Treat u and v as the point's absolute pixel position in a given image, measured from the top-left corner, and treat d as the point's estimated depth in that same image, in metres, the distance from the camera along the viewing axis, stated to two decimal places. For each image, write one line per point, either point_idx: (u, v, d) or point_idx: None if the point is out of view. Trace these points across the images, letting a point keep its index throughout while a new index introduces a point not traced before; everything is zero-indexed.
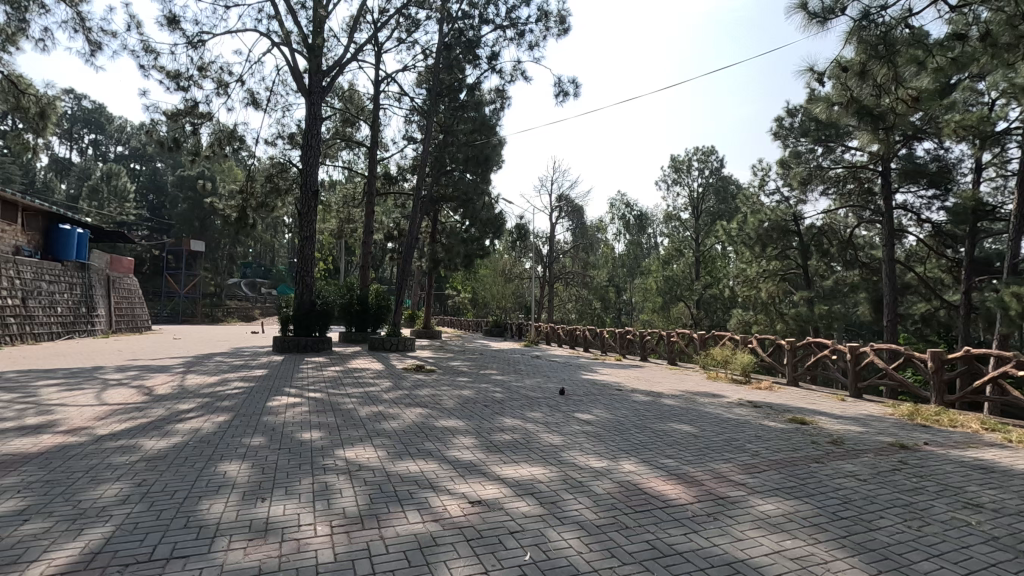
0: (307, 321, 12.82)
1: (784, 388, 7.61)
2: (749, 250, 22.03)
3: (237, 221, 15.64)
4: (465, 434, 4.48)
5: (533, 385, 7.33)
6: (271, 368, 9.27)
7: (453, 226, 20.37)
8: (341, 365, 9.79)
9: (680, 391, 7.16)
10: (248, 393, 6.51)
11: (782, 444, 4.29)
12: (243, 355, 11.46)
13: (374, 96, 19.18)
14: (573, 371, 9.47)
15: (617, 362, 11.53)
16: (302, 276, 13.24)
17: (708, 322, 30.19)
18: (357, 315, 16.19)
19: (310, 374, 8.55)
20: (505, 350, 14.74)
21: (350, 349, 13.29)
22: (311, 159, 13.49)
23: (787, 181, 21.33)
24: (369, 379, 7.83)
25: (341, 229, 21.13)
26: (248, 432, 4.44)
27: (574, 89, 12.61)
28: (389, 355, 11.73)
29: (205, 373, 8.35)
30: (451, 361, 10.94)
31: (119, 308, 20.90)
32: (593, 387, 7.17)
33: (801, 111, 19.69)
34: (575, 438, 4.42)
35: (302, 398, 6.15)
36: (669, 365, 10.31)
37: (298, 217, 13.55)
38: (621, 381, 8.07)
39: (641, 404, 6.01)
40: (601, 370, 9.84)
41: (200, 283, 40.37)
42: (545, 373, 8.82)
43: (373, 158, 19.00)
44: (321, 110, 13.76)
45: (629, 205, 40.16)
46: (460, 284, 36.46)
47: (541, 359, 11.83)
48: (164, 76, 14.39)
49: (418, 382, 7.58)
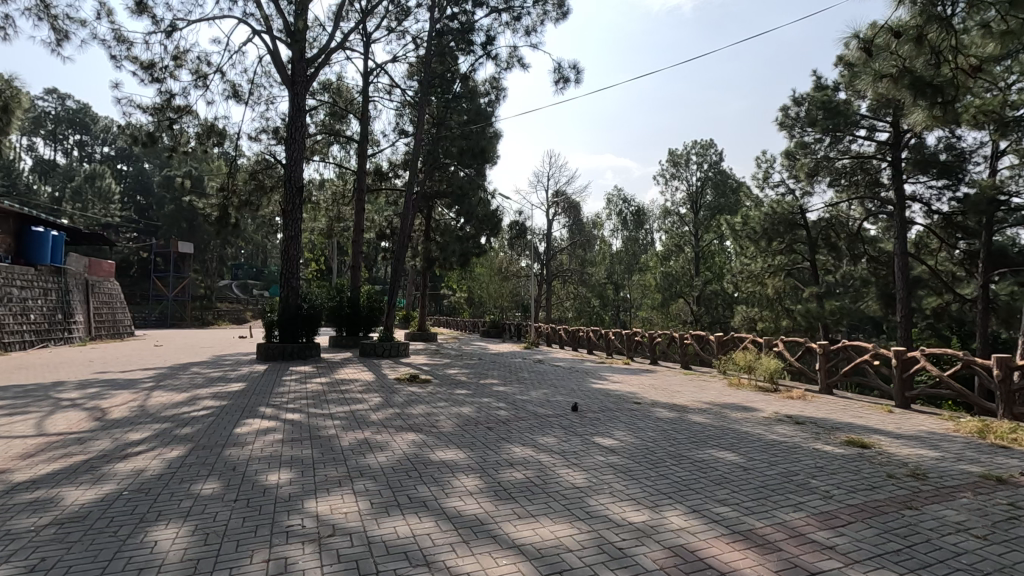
0: (293, 326, 11.98)
1: (818, 397, 6.85)
2: (754, 245, 21.32)
3: (218, 220, 14.72)
4: (466, 472, 3.68)
5: (540, 399, 6.54)
6: (249, 381, 8.43)
7: (447, 223, 19.51)
8: (327, 375, 8.97)
9: (705, 403, 6.39)
10: (216, 415, 5.69)
11: (854, 480, 3.52)
12: (222, 365, 10.61)
13: (363, 89, 18.34)
14: (581, 379, 8.70)
15: (626, 367, 10.76)
16: (287, 278, 12.38)
17: (709, 319, 29.53)
18: (347, 318, 15.32)
19: (291, 388, 7.74)
20: (505, 354, 13.92)
21: (339, 355, 12.47)
22: (296, 153, 12.62)
23: (793, 172, 20.64)
24: (356, 394, 7.03)
25: (331, 228, 20.27)
26: (202, 474, 3.63)
27: (575, 75, 11.80)
28: (381, 362, 10.93)
29: (175, 389, 7.52)
30: (448, 368, 10.14)
31: (99, 313, 19.98)
32: (609, 401, 6.40)
33: (807, 100, 18.95)
34: (601, 475, 3.62)
35: (277, 421, 5.34)
36: (684, 371, 9.53)
37: (281, 215, 12.66)
38: (637, 392, 7.30)
39: (668, 422, 5.23)
40: (611, 376, 9.08)
41: (189, 285, 39.36)
42: (551, 383, 8.03)
43: (362, 153, 18.12)
44: (306, 102, 12.86)
45: (626, 200, 39.41)
46: (455, 284, 35.65)
47: (543, 364, 11.04)
48: (137, 67, 13.53)
49: (412, 397, 6.78)
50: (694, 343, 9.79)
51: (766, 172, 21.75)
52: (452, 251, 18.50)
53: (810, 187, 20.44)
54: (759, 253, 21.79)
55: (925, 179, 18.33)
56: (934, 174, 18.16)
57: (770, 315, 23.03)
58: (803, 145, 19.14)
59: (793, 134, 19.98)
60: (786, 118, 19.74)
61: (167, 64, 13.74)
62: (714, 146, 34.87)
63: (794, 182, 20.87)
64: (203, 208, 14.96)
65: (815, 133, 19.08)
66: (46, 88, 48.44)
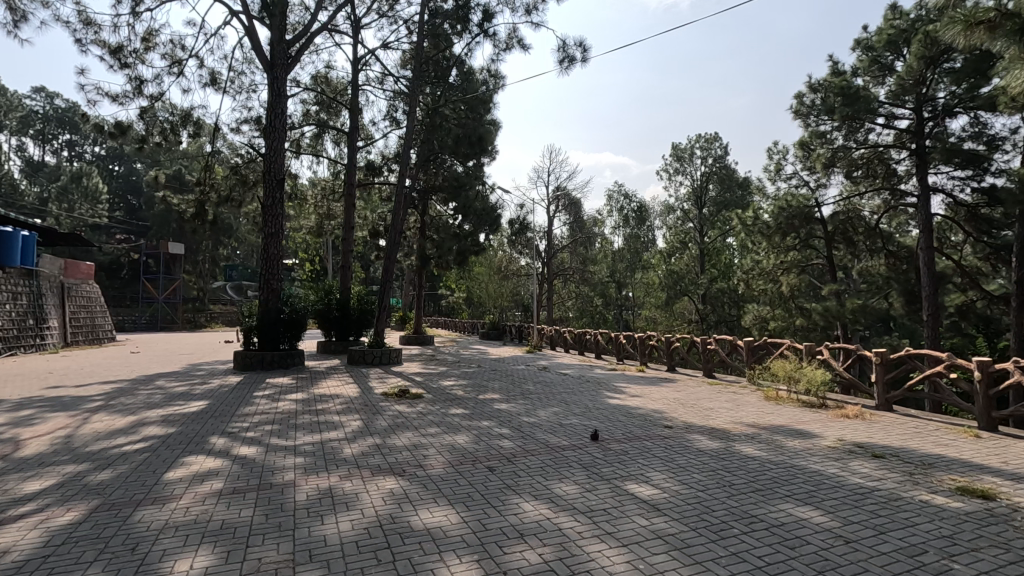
0: (274, 332, 10.92)
1: (877, 416, 5.80)
2: (767, 240, 20.26)
3: (195, 217, 13.58)
4: (460, 554, 2.60)
5: (551, 422, 5.49)
6: (215, 397, 7.38)
7: (442, 220, 18.40)
8: (305, 389, 7.91)
9: (749, 425, 5.35)
10: (156, 448, 4.63)
11: (1015, 564, 2.46)
12: (193, 377, 9.55)
13: (353, 78, 17.26)
14: (593, 392, 7.64)
15: (641, 375, 9.71)
16: (267, 279, 11.29)
17: (714, 318, 28.49)
18: (337, 321, 14.27)
19: (260, 406, 6.67)
20: (506, 360, 12.86)
21: (324, 363, 11.40)
22: (276, 142, 11.52)
23: (808, 163, 19.57)
24: (333, 416, 5.96)
25: (321, 227, 19.14)
26: (83, 561, 2.55)
27: (581, 54, 10.73)
28: (370, 372, 9.88)
29: (123, 410, 6.45)
30: (443, 378, 9.08)
31: (76, 318, 18.85)
32: (633, 424, 5.34)
33: (824, 86, 17.83)
34: (650, 558, 2.55)
35: (226, 459, 4.28)
36: (708, 380, 8.52)
37: (261, 211, 11.55)
38: (662, 409, 6.23)
39: (714, 457, 4.16)
40: (626, 388, 8.03)
41: (180, 287, 38.20)
42: (561, 398, 6.97)
43: (351, 145, 16.98)
44: (286, 87, 11.77)
45: (628, 196, 38.27)
46: (454, 284, 34.58)
47: (548, 372, 10.02)
48: (103, 51, 12.43)
49: (399, 420, 5.72)
50: (719, 349, 8.78)
51: (779, 164, 20.65)
52: (449, 248, 17.26)
53: (827, 179, 19.34)
54: (771, 248, 20.69)
55: (948, 170, 17.29)
56: (958, 164, 17.12)
57: (782, 313, 21.99)
58: (819, 134, 18.05)
59: (807, 124, 18.78)
60: (801, 106, 18.62)
61: (137, 47, 12.65)
62: (718, 140, 33.83)
63: (808, 174, 19.81)
64: (178, 204, 13.83)
65: (832, 121, 17.98)
66: (33, 87, 47.17)
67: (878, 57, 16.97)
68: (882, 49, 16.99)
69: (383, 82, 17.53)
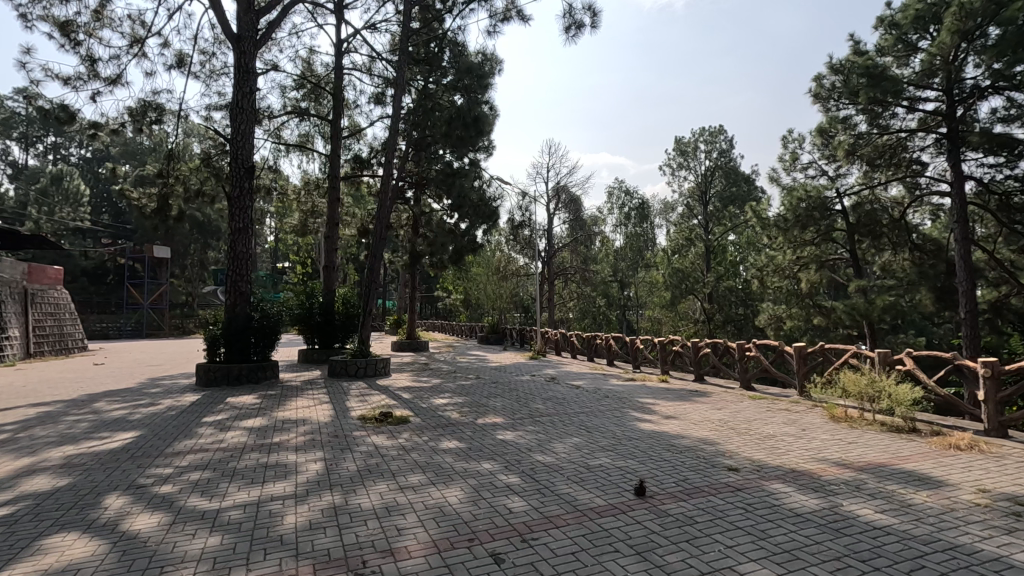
0: (242, 341, 9.51)
1: (997, 446, 4.43)
2: (784, 234, 18.93)
3: (157, 213, 11.78)
4: None
5: (575, 464, 4.11)
6: (152, 425, 5.99)
7: (436, 216, 17.04)
8: (268, 413, 6.50)
9: (840, 464, 3.99)
10: (18, 519, 3.24)
11: None
12: (143, 396, 8.13)
13: (337, 62, 15.81)
14: (617, 412, 6.28)
15: (668, 387, 8.36)
16: (234, 281, 9.86)
17: (722, 319, 27.00)
18: (319, 327, 12.89)
19: (203, 438, 5.28)
20: (507, 369, 11.47)
21: (302, 377, 9.99)
22: (244, 126, 10.16)
23: (828, 152, 18.29)
24: (287, 456, 4.55)
25: (304, 226, 17.65)
26: None
27: (590, 19, 9.39)
28: (352, 387, 8.51)
29: (27, 447, 5.08)
30: (437, 395, 7.73)
31: (41, 326, 17.36)
32: (687, 467, 3.96)
33: (846, 67, 16.47)
34: None
35: (101, 542, 2.88)
36: (751, 395, 7.19)
37: (227, 204, 10.10)
38: (712, 439, 4.85)
39: (829, 534, 2.78)
40: (655, 406, 6.66)
41: (166, 292, 36.73)
42: (581, 424, 5.61)
43: (335, 135, 15.53)
44: (255, 63, 10.33)
45: (629, 193, 37.01)
46: (450, 285, 33.24)
47: (557, 384, 8.66)
48: (49, 26, 11.05)
49: (372, 463, 4.31)
50: (761, 357, 7.46)
51: (795, 154, 19.38)
52: (444, 246, 15.89)
53: (848, 168, 17.93)
54: (788, 243, 19.27)
55: (980, 155, 15.97)
56: (989, 150, 15.84)
57: (800, 312, 20.57)
58: (841, 119, 16.72)
59: (827, 108, 17.43)
60: (820, 89, 17.23)
61: (88, 21, 11.28)
62: (723, 133, 32.53)
63: (826, 163, 18.58)
64: (137, 199, 11.93)
65: (854, 106, 16.66)
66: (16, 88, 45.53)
67: (904, 35, 15.57)
68: (907, 26, 15.51)
69: (370, 69, 16.15)
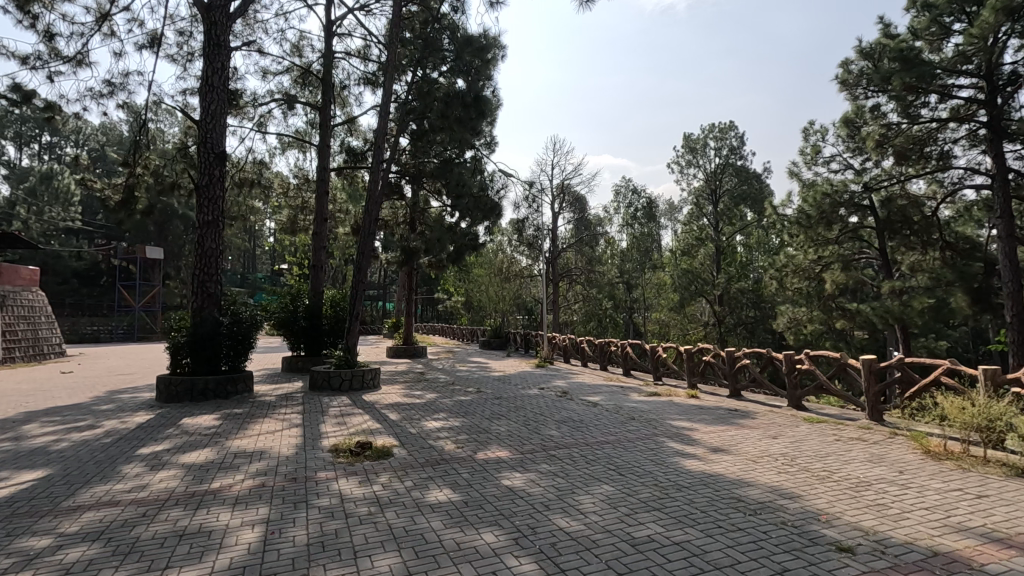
0: (208, 350, 8.32)
1: None
2: (806, 233, 17.66)
3: (122, 205, 10.51)
4: None
5: (613, 538, 2.88)
6: (71, 460, 4.80)
7: (435, 213, 15.83)
8: (219, 442, 5.31)
9: (994, 540, 2.78)
10: None
11: None
12: (86, 417, 6.95)
13: (327, 46, 14.60)
14: (650, 442, 5.06)
15: (701, 405, 7.14)
16: (201, 280, 8.66)
17: (733, 321, 25.70)
18: (304, 332, 11.74)
19: (123, 481, 4.09)
20: (512, 379, 10.26)
21: (279, 390, 8.80)
22: (214, 105, 8.95)
23: (855, 144, 17.04)
24: (218, 515, 3.34)
25: (293, 223, 16.48)
26: None
27: None
28: (331, 405, 7.32)
29: None
30: (430, 416, 6.53)
31: (13, 330, 16.19)
32: (777, 546, 2.74)
33: (878, 51, 15.22)
34: None
35: None
36: (806, 418, 5.99)
37: (195, 193, 8.88)
38: (788, 488, 3.63)
39: None
40: (693, 432, 5.45)
41: (159, 295, 35.61)
42: (607, 461, 4.41)
43: (325, 125, 14.33)
44: (227, 34, 9.08)
45: (636, 191, 35.83)
46: (451, 286, 32.07)
47: (569, 401, 7.46)
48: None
49: (329, 531, 3.09)
50: (816, 371, 6.25)
51: (817, 147, 18.22)
52: (443, 245, 14.76)
53: (875, 161, 16.69)
54: (810, 242, 18.00)
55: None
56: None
57: (821, 316, 19.34)
58: (870, 109, 15.48)
59: (856, 97, 16.11)
60: (846, 75, 15.95)
61: None
62: (734, 129, 31.31)
63: (851, 156, 17.36)
64: (101, 190, 10.71)
65: (884, 94, 15.40)
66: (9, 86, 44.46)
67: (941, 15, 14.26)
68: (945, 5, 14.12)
69: (362, 55, 14.96)
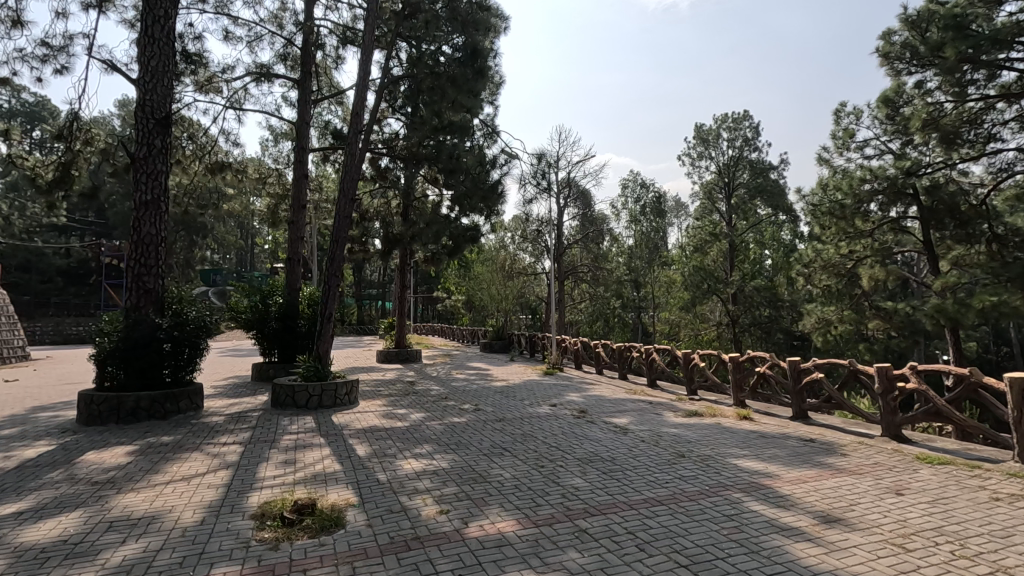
0: (142, 360, 6.74)
1: None
2: (838, 225, 15.95)
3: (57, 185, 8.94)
4: None
5: None
6: None
7: (430, 205, 14.18)
8: (99, 499, 3.71)
9: None
10: None
11: None
12: None
13: (306, 13, 13.00)
14: (724, 502, 3.46)
15: (762, 432, 5.55)
16: (137, 275, 7.10)
17: (748, 321, 24.19)
18: (277, 335, 10.20)
19: None
20: (516, 391, 8.69)
21: (233, 409, 7.25)
22: (155, 62, 7.37)
23: (894, 129, 15.29)
24: None
25: (273, 214, 14.91)
26: None
27: None
28: (286, 431, 5.76)
29: None
30: (410, 449, 4.93)
31: None
32: None
33: (925, 18, 13.39)
34: None
35: None
36: (918, 457, 4.42)
37: (132, 164, 7.28)
38: None
39: None
40: (777, 483, 3.85)
41: None
42: (673, 550, 2.79)
43: (304, 101, 12.74)
44: None
45: (643, 186, 34.18)
46: (451, 285, 30.46)
47: (592, 425, 5.87)
48: None
49: None
50: (929, 394, 4.64)
51: (850, 130, 16.52)
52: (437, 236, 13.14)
53: (917, 144, 14.96)
54: (842, 235, 16.27)
55: None
56: None
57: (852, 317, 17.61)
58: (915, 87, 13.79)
59: (898, 72, 14.35)
60: (888, 47, 14.20)
61: None
62: (748, 119, 29.70)
63: (888, 141, 15.69)
64: (32, 166, 9.11)
65: (929, 69, 13.73)
66: None
67: None
68: None
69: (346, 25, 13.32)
